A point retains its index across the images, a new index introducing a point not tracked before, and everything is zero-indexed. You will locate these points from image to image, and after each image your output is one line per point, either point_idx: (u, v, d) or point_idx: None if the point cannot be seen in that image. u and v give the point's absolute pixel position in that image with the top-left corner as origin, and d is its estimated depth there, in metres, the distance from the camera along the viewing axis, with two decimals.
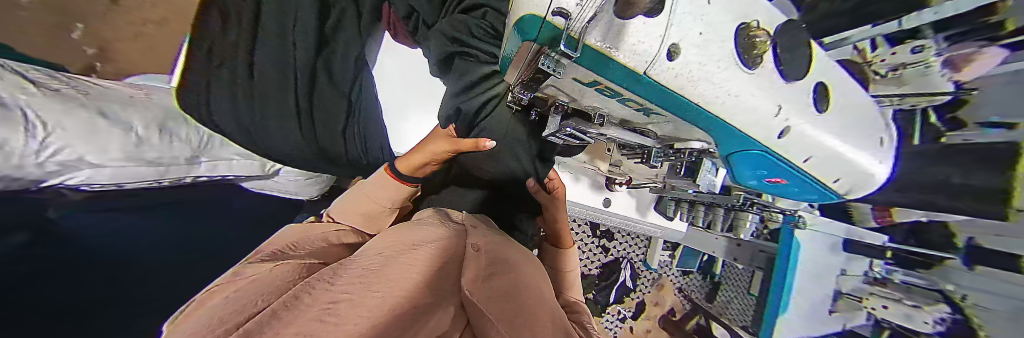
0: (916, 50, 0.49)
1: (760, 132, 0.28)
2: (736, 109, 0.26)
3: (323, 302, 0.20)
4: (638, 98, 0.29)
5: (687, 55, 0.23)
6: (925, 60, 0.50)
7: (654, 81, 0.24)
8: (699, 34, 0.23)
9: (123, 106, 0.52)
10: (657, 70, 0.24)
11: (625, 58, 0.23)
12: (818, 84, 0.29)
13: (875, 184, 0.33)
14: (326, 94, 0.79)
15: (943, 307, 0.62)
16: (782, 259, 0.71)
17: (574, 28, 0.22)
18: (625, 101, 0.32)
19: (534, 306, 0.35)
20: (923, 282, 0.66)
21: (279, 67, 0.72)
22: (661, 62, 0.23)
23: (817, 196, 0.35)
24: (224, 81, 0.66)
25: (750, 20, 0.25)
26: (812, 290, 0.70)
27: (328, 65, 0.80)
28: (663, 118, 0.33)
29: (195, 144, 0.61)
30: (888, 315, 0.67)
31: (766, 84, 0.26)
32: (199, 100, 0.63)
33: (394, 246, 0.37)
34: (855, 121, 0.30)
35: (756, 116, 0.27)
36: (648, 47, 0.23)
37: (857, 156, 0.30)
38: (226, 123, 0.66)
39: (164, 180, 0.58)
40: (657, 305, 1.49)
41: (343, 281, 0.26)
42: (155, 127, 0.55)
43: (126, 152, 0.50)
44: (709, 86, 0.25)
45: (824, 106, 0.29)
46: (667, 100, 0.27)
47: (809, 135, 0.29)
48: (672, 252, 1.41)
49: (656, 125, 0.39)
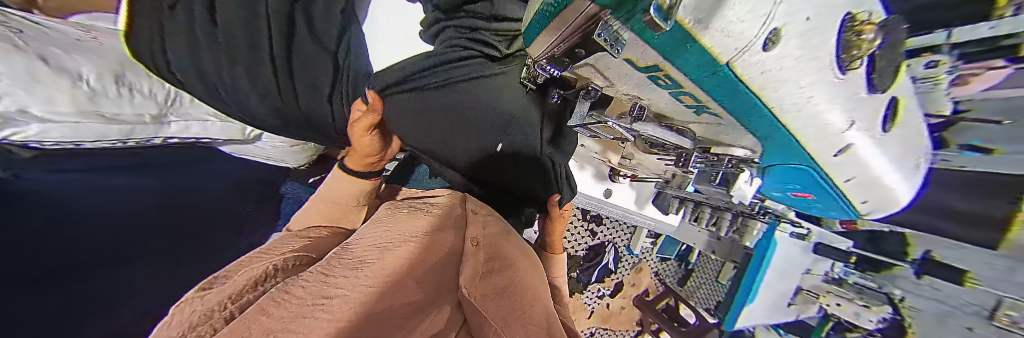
0: (928, 67, 0.25)
1: (818, 148, 0.24)
2: (804, 124, 0.21)
3: (317, 297, 0.19)
4: (697, 91, 0.24)
5: (783, 49, 0.15)
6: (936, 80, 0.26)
7: (738, 73, 0.18)
8: (808, 21, 0.14)
9: (65, 50, 0.44)
10: (746, 63, 0.16)
11: (708, 38, 0.15)
12: (892, 99, 0.22)
13: (896, 205, 0.32)
14: (308, 48, 0.65)
15: (887, 309, 0.64)
16: (759, 257, 0.74)
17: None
18: (679, 94, 0.28)
19: (530, 308, 0.35)
20: (873, 284, 0.67)
21: (246, 5, 0.58)
22: (754, 55, 0.16)
23: (833, 208, 0.35)
24: (180, 27, 0.52)
25: (856, 9, 0.17)
26: (777, 289, 0.76)
27: (308, 14, 0.66)
28: (717, 119, 0.29)
29: (161, 100, 0.55)
30: (839, 311, 0.74)
31: (843, 96, 0.19)
32: (154, 39, 0.50)
33: (403, 235, 0.36)
34: (915, 146, 0.27)
35: (823, 136, 0.22)
36: (745, 32, 0.14)
37: (897, 181, 0.29)
38: (188, 77, 0.55)
39: (130, 141, 0.55)
40: (634, 286, 1.61)
41: (338, 275, 0.25)
42: (111, 77, 0.48)
43: (77, 107, 0.44)
44: (788, 92, 0.18)
45: (893, 125, 0.23)
46: (732, 97, 0.21)
47: (869, 160, 0.25)
48: (654, 240, 1.47)
49: (698, 124, 0.34)
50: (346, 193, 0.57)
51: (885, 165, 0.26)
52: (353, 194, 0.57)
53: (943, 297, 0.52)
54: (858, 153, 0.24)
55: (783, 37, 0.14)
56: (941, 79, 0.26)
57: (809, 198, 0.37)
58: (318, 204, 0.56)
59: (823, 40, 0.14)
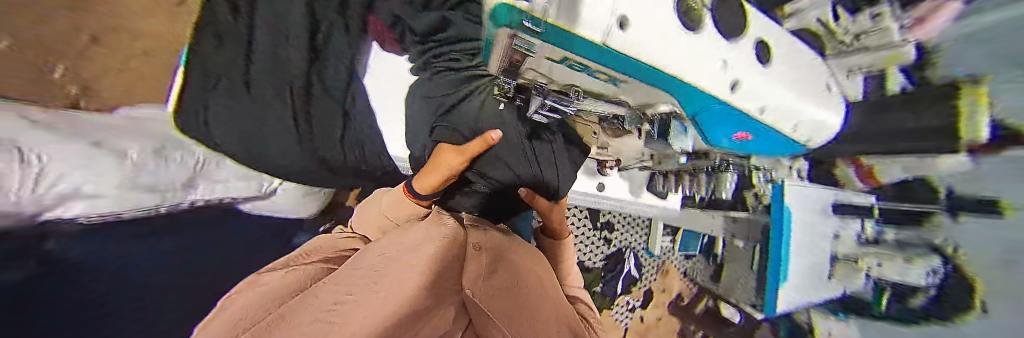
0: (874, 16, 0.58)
1: (718, 92, 0.28)
2: (698, 74, 0.26)
3: (330, 304, 0.21)
4: (603, 70, 0.27)
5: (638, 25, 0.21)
6: (808, 24, 0.59)
7: (616, 53, 0.22)
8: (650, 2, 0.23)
9: (119, 135, 0.54)
10: (616, 41, 0.21)
11: (589, 33, 0.19)
12: (755, 42, 0.31)
13: (826, 127, 0.36)
14: (322, 101, 0.76)
15: (935, 260, 0.58)
16: (777, 221, 0.66)
17: (534, 11, 0.18)
18: (594, 74, 0.32)
19: (540, 307, 0.36)
20: (914, 237, 0.61)
21: (274, 76, 0.70)
22: (617, 33, 0.21)
23: (782, 148, 0.38)
24: (222, 96, 0.65)
25: None
26: (807, 257, 0.66)
27: (321, 73, 0.77)
28: (631, 85, 0.31)
29: (192, 166, 0.63)
30: (887, 272, 0.62)
31: (709, 46, 0.26)
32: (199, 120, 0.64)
33: (408, 247, 0.39)
34: (805, 78, 0.33)
35: (715, 77, 0.27)
36: (602, 20, 0.19)
37: (800, 106, 0.33)
38: (227, 141, 0.66)
39: (162, 208, 0.60)
40: (664, 292, 1.50)
41: (347, 282, 0.27)
42: (150, 151, 0.57)
43: (118, 178, 0.50)
44: (662, 53, 0.23)
45: (767, 60, 0.31)
46: (629, 72, 0.25)
47: (761, 87, 0.30)
48: (673, 236, 1.42)
49: (626, 93, 0.39)
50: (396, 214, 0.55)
51: (778, 90, 0.31)
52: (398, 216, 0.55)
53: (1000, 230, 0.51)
54: (750, 85, 0.29)
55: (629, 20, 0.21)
56: (812, 23, 0.59)
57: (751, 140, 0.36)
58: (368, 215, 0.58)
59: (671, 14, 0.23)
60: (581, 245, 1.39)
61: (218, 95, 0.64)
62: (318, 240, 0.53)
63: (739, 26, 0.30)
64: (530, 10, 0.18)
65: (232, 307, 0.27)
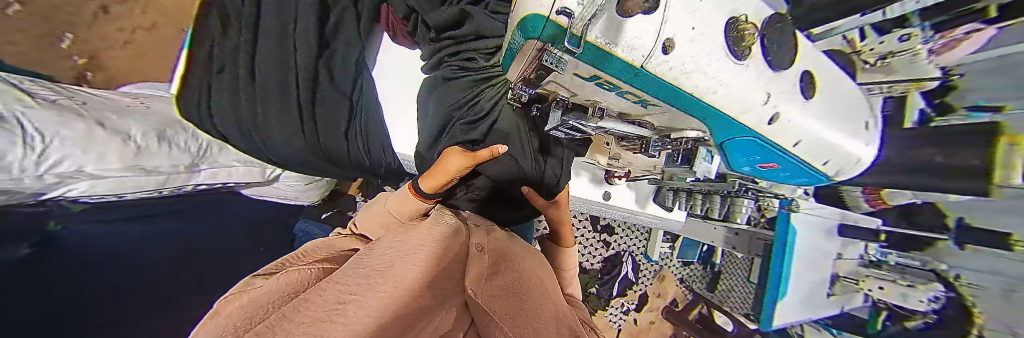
0: (904, 38, 0.41)
1: (752, 123, 0.27)
2: (734, 103, 0.25)
3: (333, 303, 0.20)
4: (634, 90, 0.27)
5: (683, 49, 0.21)
6: (912, 48, 0.42)
7: (653, 76, 0.22)
8: (692, 30, 0.21)
9: (120, 116, 0.54)
10: (657, 63, 0.21)
11: (622, 54, 0.21)
12: (804, 72, 0.28)
13: (862, 164, 0.34)
14: (328, 95, 0.73)
15: (937, 286, 0.61)
16: (780, 245, 0.69)
17: (577, 26, 0.20)
18: (622, 94, 0.31)
19: (541, 309, 0.35)
20: (915, 263, 0.66)
21: (281, 66, 0.68)
22: (659, 56, 0.21)
23: (808, 180, 0.36)
24: (224, 87, 0.64)
25: (738, 15, 0.23)
26: (806, 274, 0.69)
27: (330, 65, 0.73)
28: (661, 108, 0.31)
29: (195, 151, 0.63)
30: (884, 296, 0.65)
31: (755, 75, 0.25)
32: (200, 109, 0.63)
33: (408, 246, 0.37)
34: (847, 107, 0.31)
35: (751, 107, 0.25)
36: (645, 42, 0.21)
37: (838, 137, 0.30)
38: (229, 130, 0.65)
39: (165, 190, 0.61)
40: (659, 297, 1.51)
41: (350, 282, 0.26)
42: (154, 135, 0.56)
43: (124, 161, 0.51)
44: (703, 79, 0.23)
45: (811, 93, 0.28)
46: (663, 93, 0.25)
47: (797, 121, 0.28)
48: (672, 243, 1.40)
49: (653, 116, 0.37)
50: (401, 210, 0.56)
51: (817, 123, 0.29)
52: (405, 211, 0.56)
53: (1005, 261, 0.53)
54: (788, 118, 0.27)
55: (675, 43, 0.21)
56: (918, 48, 0.43)
57: (776, 168, 0.35)
58: (371, 214, 0.58)
59: (711, 40, 0.22)
60: (580, 247, 1.39)
61: (222, 84, 0.64)
62: (317, 239, 0.52)
63: (790, 53, 0.27)
64: (574, 31, 0.20)
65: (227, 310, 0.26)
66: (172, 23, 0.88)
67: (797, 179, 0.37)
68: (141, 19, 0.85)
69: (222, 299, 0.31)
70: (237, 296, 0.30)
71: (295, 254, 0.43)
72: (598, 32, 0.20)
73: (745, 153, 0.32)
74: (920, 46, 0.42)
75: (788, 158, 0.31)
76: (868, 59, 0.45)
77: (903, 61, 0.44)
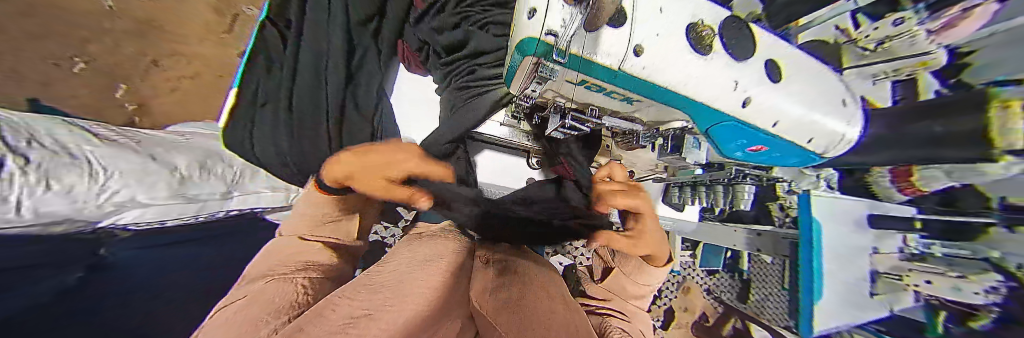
0: (897, 21, 0.54)
1: (729, 107, 0.29)
2: (704, 91, 0.28)
3: (349, 312, 0.21)
4: (619, 90, 0.30)
5: (651, 53, 0.26)
6: (910, 30, 0.52)
7: (630, 75, 0.26)
8: (658, 35, 0.26)
9: (168, 149, 0.61)
10: (631, 65, 0.26)
11: (603, 60, 0.25)
12: (767, 61, 0.31)
13: (849, 140, 0.35)
14: (354, 120, 0.78)
15: (994, 276, 0.55)
16: (806, 243, 0.68)
17: (561, 43, 0.25)
18: (610, 95, 0.34)
19: (540, 313, 0.34)
20: (966, 252, 0.59)
21: (313, 98, 0.75)
22: (632, 59, 0.25)
23: (799, 158, 0.37)
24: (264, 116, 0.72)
25: (697, 20, 0.28)
26: (838, 275, 0.67)
27: (355, 96, 0.80)
28: (643, 104, 0.34)
29: (230, 179, 0.69)
30: (933, 291, 0.61)
31: (722, 66, 0.28)
32: (244, 141, 0.71)
33: (413, 263, 0.39)
34: (820, 85, 0.33)
35: (723, 94, 0.28)
36: (618, 49, 0.25)
37: (817, 115, 0.32)
38: (265, 156, 0.72)
39: (201, 216, 0.64)
40: (686, 311, 1.39)
41: (361, 297, 0.27)
42: (195, 166, 0.63)
43: (170, 191, 0.57)
44: (674, 74, 0.26)
45: (780, 78, 0.31)
46: (644, 90, 0.29)
47: (772, 102, 0.30)
48: (693, 252, 1.36)
49: (640, 111, 0.40)
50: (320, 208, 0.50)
51: (792, 103, 0.31)
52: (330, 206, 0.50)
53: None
54: (761, 100, 0.29)
55: (644, 48, 0.25)
56: (915, 29, 0.51)
57: (765, 150, 0.36)
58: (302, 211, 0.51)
59: (674, 42, 0.26)
60: None
61: (264, 119, 0.72)
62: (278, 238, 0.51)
63: (750, 46, 0.30)
64: (562, 48, 0.25)
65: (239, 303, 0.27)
66: (214, 70, 1.00)
67: (789, 159, 0.38)
68: (185, 68, 0.95)
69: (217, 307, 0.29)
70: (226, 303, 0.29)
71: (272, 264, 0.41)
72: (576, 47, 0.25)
73: (726, 138, 0.33)
74: (915, 28, 0.51)
75: (771, 139, 0.32)
76: (868, 44, 0.58)
77: (903, 43, 0.53)
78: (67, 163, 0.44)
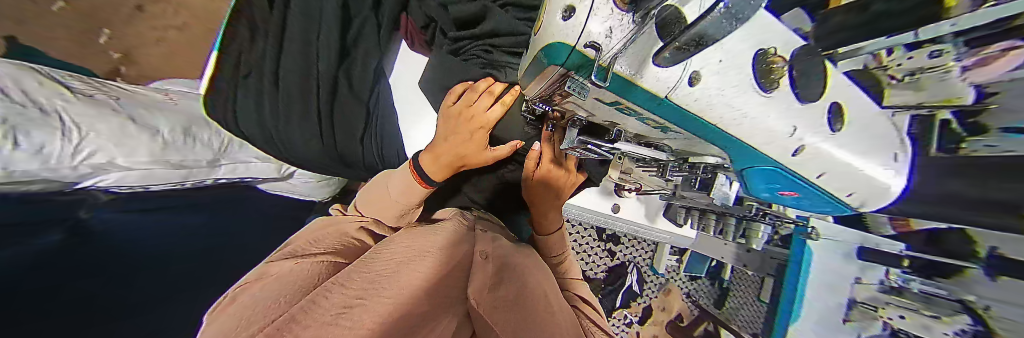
0: (934, 55, 0.26)
1: (775, 154, 0.26)
2: (755, 134, 0.24)
3: (328, 313, 0.22)
4: (655, 117, 0.28)
5: (708, 83, 0.21)
6: (943, 66, 0.26)
7: (676, 105, 0.23)
8: (719, 62, 0.21)
9: (151, 110, 0.59)
10: (680, 95, 0.22)
11: (647, 85, 0.23)
12: (834, 104, 0.27)
13: (892, 200, 0.32)
14: (346, 103, 0.78)
15: None
16: (792, 266, 0.68)
17: (603, 59, 0.24)
18: (643, 120, 0.32)
19: (544, 317, 0.32)
20: None
21: (302, 73, 0.72)
22: (684, 88, 0.22)
23: (831, 208, 0.35)
24: (250, 91, 0.69)
25: (768, 47, 0.23)
26: None
27: (349, 75, 0.77)
28: (680, 135, 0.31)
29: (217, 148, 0.67)
30: None
31: (784, 107, 0.24)
32: (227, 108, 0.67)
33: (419, 245, 0.39)
34: (884, 137, 0.29)
35: (775, 138, 0.25)
36: (671, 74, 0.22)
37: (875, 171, 0.29)
38: (249, 128, 0.70)
39: (188, 182, 0.65)
40: (664, 311, 1.47)
41: (355, 285, 0.27)
42: (179, 130, 0.61)
43: (151, 155, 0.55)
44: (727, 110, 0.23)
45: (841, 125, 0.27)
46: (686, 123, 0.26)
47: (830, 154, 0.26)
48: (679, 257, 1.39)
49: (671, 139, 0.37)
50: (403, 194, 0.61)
51: (848, 157, 0.27)
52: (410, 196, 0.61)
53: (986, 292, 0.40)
54: (818, 150, 0.26)
55: (702, 77, 0.21)
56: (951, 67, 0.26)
57: (795, 196, 0.34)
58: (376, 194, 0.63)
59: (741, 72, 0.21)
60: (584, 254, 1.38)
61: (249, 90, 0.69)
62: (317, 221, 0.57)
63: (820, 86, 0.26)
64: None
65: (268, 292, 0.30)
66: (203, 24, 0.93)
67: (817, 206, 0.36)
68: (173, 18, 0.89)
69: (236, 287, 0.34)
70: (253, 281, 0.34)
71: (305, 242, 0.45)
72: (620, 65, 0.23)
73: (760, 176, 0.31)
74: (951, 64, 0.26)
75: (808, 188, 0.30)
76: (893, 74, 0.31)
77: (932, 79, 0.28)
78: (40, 119, 0.44)
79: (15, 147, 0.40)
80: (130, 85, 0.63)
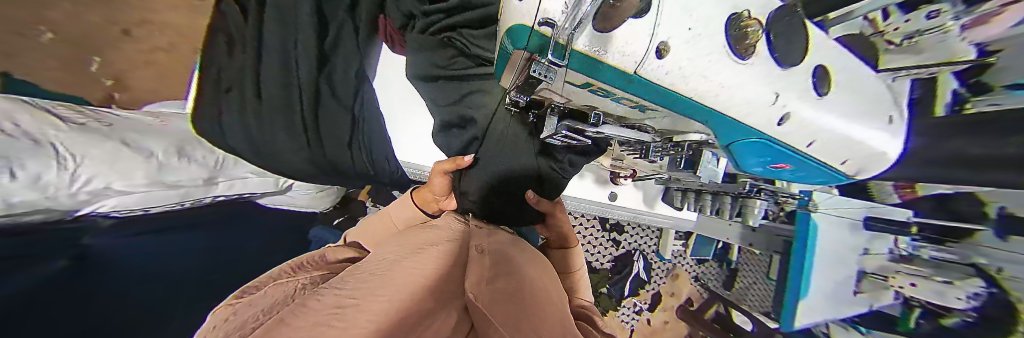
0: (932, 14, 0.45)
1: (760, 124, 0.27)
2: (735, 104, 0.25)
3: (331, 307, 0.17)
4: (631, 96, 0.27)
5: (678, 53, 0.22)
6: (942, 25, 0.45)
7: (647, 80, 0.23)
8: (688, 31, 0.22)
9: (142, 134, 0.58)
10: (650, 68, 0.23)
11: (613, 61, 0.23)
12: (818, 67, 0.27)
13: (886, 161, 0.32)
14: (331, 108, 0.80)
15: (977, 282, 0.55)
16: (800, 241, 0.67)
17: (562, 37, 0.23)
18: (620, 100, 0.31)
19: (542, 308, 0.31)
20: (955, 257, 0.59)
21: (284, 84, 0.74)
22: (654, 62, 0.22)
23: (825, 179, 0.34)
24: (234, 103, 0.71)
25: (741, 10, 0.24)
26: (829, 273, 0.66)
27: (331, 81, 0.80)
28: (659, 113, 0.31)
29: (212, 165, 0.67)
30: (917, 293, 0.60)
31: (760, 74, 0.25)
32: (214, 124, 0.69)
33: (414, 241, 0.39)
34: (868, 98, 0.29)
35: (756, 106, 0.25)
36: (637, 47, 0.22)
37: (860, 135, 0.29)
38: (237, 142, 0.71)
39: (187, 202, 0.67)
40: (673, 296, 1.46)
41: (352, 285, 0.25)
42: (174, 152, 0.60)
43: (148, 177, 0.55)
44: (702, 82, 0.23)
45: (826, 90, 0.27)
46: (661, 99, 0.26)
47: (814, 119, 0.27)
48: (684, 241, 1.38)
49: (653, 119, 0.37)
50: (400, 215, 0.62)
51: (835, 122, 0.28)
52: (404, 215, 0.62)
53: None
54: (802, 116, 0.27)
55: (670, 48, 0.22)
56: (947, 25, 0.45)
57: (787, 168, 0.33)
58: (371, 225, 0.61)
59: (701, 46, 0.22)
60: (589, 246, 1.38)
61: (230, 104, 0.70)
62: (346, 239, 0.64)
63: (799, 49, 0.26)
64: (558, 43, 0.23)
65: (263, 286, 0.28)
66: (188, 43, 0.93)
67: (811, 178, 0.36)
68: (161, 40, 0.90)
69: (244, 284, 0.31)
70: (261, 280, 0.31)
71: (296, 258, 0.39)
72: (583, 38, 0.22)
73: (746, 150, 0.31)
74: (948, 23, 0.45)
75: (799, 158, 0.30)
76: (894, 39, 0.48)
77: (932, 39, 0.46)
78: (31, 149, 0.42)
79: (12, 178, 0.39)
80: (119, 110, 0.64)
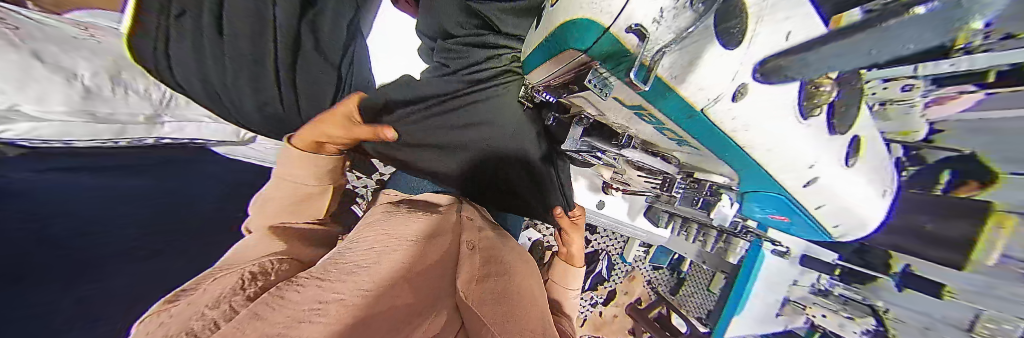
0: (907, 87, 0.36)
1: (787, 183, 0.27)
2: (777, 161, 0.24)
3: (312, 301, 0.18)
4: (677, 129, 0.27)
5: (755, 96, 0.19)
6: (913, 100, 0.38)
7: (710, 119, 0.21)
8: (772, 76, 0.19)
9: (63, 49, 0.51)
10: (717, 109, 0.20)
11: (685, 92, 0.20)
12: (854, 136, 0.27)
13: (869, 228, 0.35)
14: (311, 59, 0.71)
15: (870, 320, 0.63)
16: (746, 269, 0.74)
17: (647, 54, 0.19)
18: (661, 129, 0.31)
19: (528, 311, 0.33)
20: (858, 297, 0.65)
21: (254, 25, 0.63)
22: (725, 103, 0.20)
23: (812, 232, 0.38)
24: (187, 33, 0.59)
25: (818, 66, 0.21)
26: (762, 298, 0.75)
27: (316, 26, 0.72)
28: (693, 149, 0.31)
29: (155, 101, 0.63)
30: (825, 323, 0.69)
31: (814, 136, 0.23)
32: (161, 55, 0.58)
33: (398, 233, 0.36)
34: (879, 169, 0.30)
35: (793, 168, 0.25)
36: (717, 84, 0.19)
37: (861, 205, 0.31)
38: (191, 84, 0.62)
39: (121, 141, 0.60)
40: (626, 294, 1.63)
41: (333, 278, 0.23)
42: (106, 76, 0.55)
43: (68, 104, 0.50)
44: (761, 135, 0.22)
45: (854, 158, 0.27)
46: (715, 141, 0.25)
47: (833, 188, 0.28)
48: (647, 248, 1.46)
49: (681, 152, 0.37)
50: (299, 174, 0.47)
51: (848, 193, 0.29)
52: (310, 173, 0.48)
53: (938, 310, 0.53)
54: (826, 183, 0.27)
55: (749, 91, 0.19)
56: (916, 100, 0.38)
57: (785, 219, 0.37)
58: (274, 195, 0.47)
59: (784, 93, 0.19)
60: None
61: (184, 37, 0.59)
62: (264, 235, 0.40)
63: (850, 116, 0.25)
64: (642, 62, 0.19)
65: (218, 284, 0.23)
66: None
67: (801, 231, 0.39)
68: None
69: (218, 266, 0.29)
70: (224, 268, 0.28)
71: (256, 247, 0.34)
72: (666, 61, 0.19)
73: (760, 198, 0.33)
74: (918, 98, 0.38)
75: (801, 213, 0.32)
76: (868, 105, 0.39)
77: (901, 109, 0.40)
78: None
79: None
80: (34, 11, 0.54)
